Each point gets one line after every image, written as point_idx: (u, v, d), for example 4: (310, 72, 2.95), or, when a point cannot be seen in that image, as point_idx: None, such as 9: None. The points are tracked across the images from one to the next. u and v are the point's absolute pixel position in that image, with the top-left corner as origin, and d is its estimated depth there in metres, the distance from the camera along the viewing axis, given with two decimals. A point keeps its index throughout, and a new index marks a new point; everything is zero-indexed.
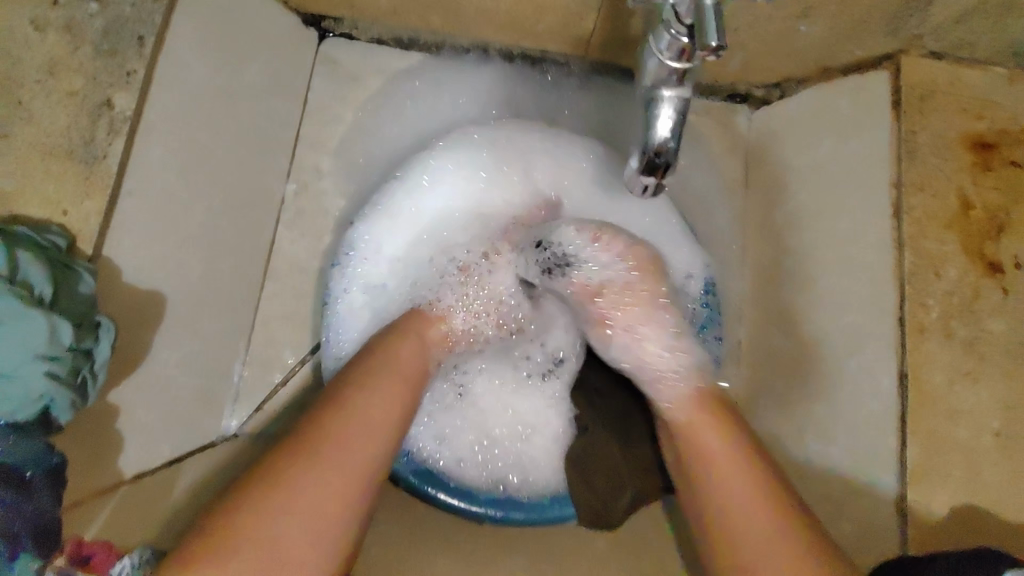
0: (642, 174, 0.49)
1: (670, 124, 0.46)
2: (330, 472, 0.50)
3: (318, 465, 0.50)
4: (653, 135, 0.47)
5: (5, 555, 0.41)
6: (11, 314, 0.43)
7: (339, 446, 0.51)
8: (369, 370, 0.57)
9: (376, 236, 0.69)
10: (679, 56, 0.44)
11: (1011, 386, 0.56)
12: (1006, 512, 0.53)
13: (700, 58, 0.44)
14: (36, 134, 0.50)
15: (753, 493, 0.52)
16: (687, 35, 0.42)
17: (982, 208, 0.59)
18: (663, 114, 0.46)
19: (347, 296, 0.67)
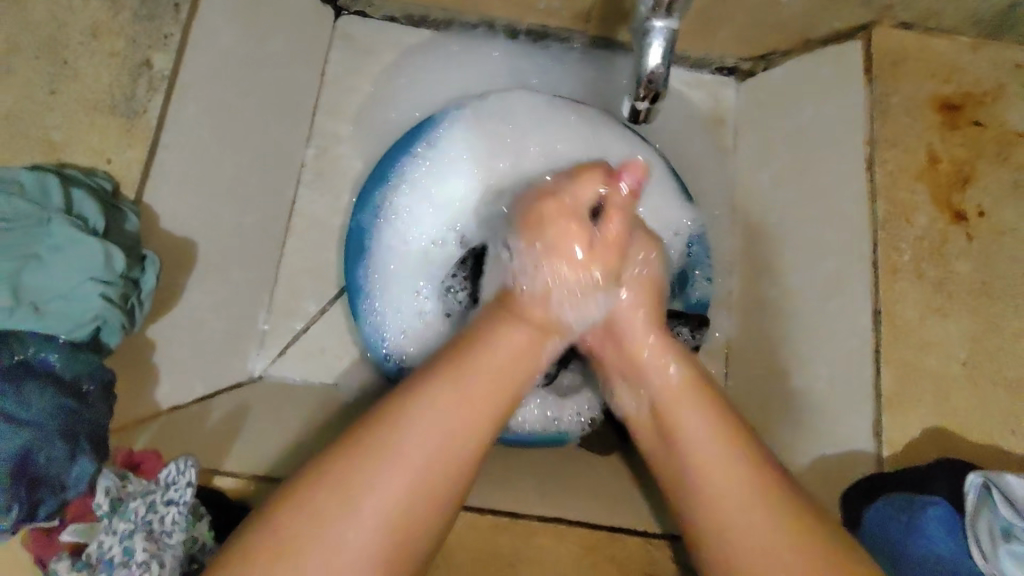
0: (636, 100, 0.54)
1: (659, 53, 0.51)
2: (409, 469, 0.47)
3: (395, 463, 0.47)
4: (644, 65, 0.52)
5: (66, 455, 0.46)
6: (71, 241, 0.49)
7: (416, 435, 0.48)
8: (469, 358, 0.52)
9: (405, 215, 0.70)
10: None
11: (976, 320, 0.61)
12: (972, 432, 0.58)
13: None
14: (83, 91, 0.56)
15: (716, 460, 0.51)
16: None
17: (949, 162, 0.65)
18: (654, 46, 0.51)
19: (385, 279, 0.69)
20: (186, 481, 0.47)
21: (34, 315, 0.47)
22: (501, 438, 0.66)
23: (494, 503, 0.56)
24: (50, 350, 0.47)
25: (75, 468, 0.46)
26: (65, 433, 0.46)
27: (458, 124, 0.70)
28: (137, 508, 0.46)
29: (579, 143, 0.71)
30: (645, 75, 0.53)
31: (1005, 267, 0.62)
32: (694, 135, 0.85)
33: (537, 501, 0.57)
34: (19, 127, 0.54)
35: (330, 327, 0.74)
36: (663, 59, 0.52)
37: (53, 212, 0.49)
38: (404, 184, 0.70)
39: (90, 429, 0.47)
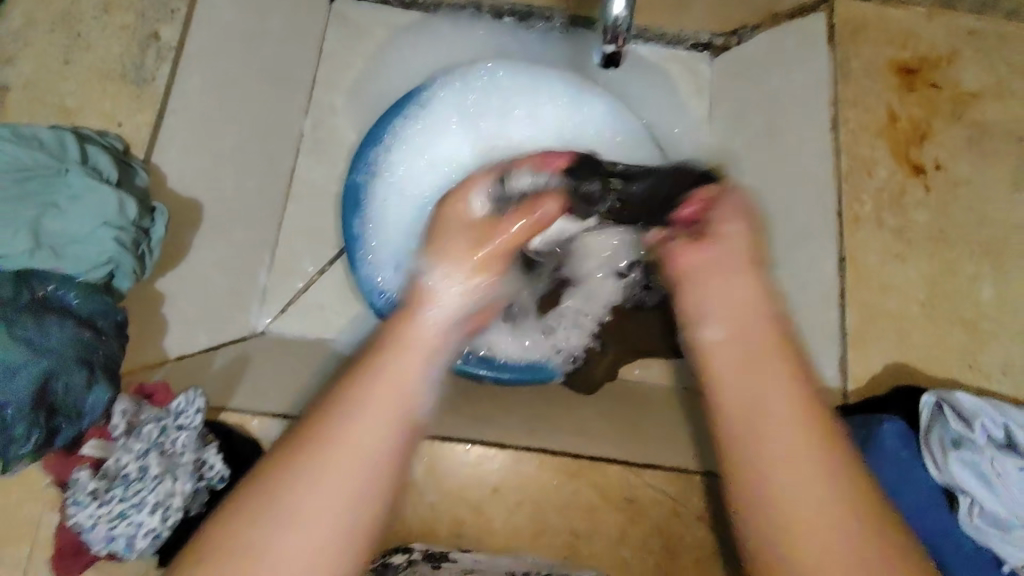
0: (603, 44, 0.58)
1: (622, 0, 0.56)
2: (334, 475, 0.39)
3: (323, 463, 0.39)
4: (609, 12, 0.57)
5: (84, 381, 0.49)
6: (86, 190, 0.52)
7: (337, 438, 0.40)
8: (388, 350, 0.45)
9: (401, 173, 0.74)
10: None
11: (933, 265, 0.65)
12: (931, 367, 0.62)
13: None
14: (95, 61, 0.61)
15: (793, 451, 0.40)
16: None
17: (907, 121, 0.69)
18: None
19: (383, 236, 0.73)
20: (195, 409, 0.51)
21: (54, 257, 0.51)
22: (492, 374, 0.68)
23: (483, 436, 0.58)
24: (69, 289, 0.51)
25: (91, 395, 0.49)
26: (83, 362, 0.49)
27: (444, 90, 0.74)
28: (150, 430, 0.50)
29: (557, 110, 0.75)
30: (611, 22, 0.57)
31: (961, 216, 0.66)
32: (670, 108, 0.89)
33: (524, 436, 0.59)
34: (39, 94, 0.59)
35: (328, 287, 0.78)
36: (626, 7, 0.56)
37: (70, 163, 0.53)
38: (397, 143, 0.74)
39: (105, 361, 0.51)
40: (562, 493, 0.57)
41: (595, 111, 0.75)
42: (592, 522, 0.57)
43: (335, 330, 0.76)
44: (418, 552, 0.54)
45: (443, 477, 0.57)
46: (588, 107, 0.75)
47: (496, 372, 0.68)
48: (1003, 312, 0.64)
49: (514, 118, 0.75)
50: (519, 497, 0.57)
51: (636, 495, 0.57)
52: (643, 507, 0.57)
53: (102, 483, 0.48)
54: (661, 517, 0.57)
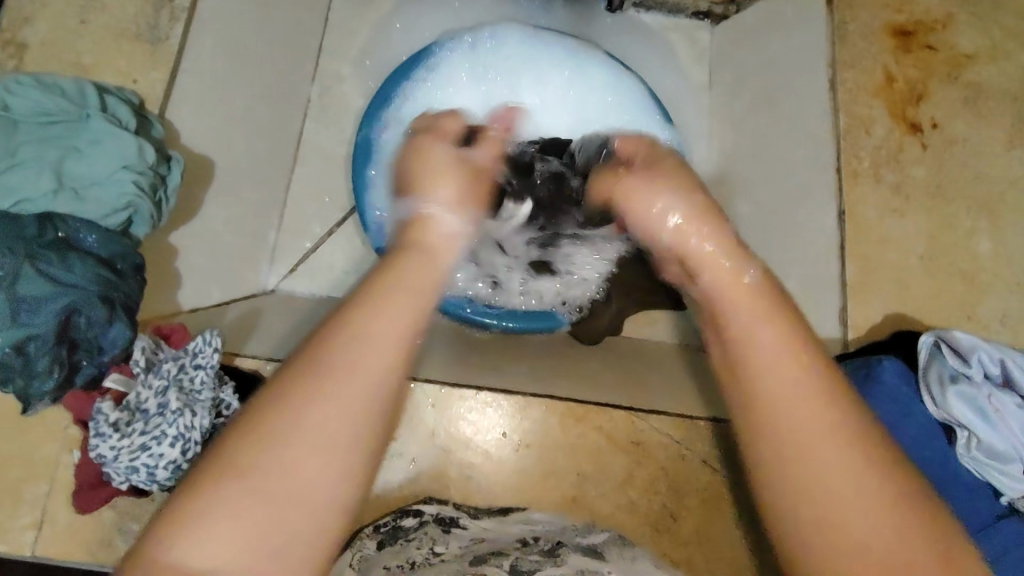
0: None
1: None
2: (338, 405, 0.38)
3: (338, 395, 0.38)
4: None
5: (104, 318, 0.51)
6: (107, 135, 0.54)
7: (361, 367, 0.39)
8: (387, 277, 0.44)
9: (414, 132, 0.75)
10: None
11: (930, 219, 0.67)
12: (927, 317, 0.64)
13: None
14: (111, 20, 0.63)
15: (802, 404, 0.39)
16: None
17: (904, 82, 0.70)
18: None
19: None
20: (212, 349, 0.53)
21: (76, 199, 0.53)
22: (501, 325, 0.70)
23: (491, 384, 0.60)
24: (90, 232, 0.52)
25: (112, 332, 0.51)
26: (103, 300, 0.51)
27: (454, 51, 0.77)
28: (170, 368, 0.53)
29: (558, 70, 0.78)
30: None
31: (957, 172, 0.68)
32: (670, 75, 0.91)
33: (531, 384, 0.61)
34: (57, 51, 0.61)
35: (337, 248, 0.79)
36: None
37: (92, 111, 0.55)
38: (406, 104, 0.76)
39: (125, 300, 0.52)
40: (571, 437, 0.58)
41: (597, 69, 0.78)
42: (599, 465, 0.58)
43: (345, 289, 0.77)
44: (429, 515, 0.54)
45: (453, 423, 0.58)
46: (589, 62, 0.78)
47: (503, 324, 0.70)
48: (1000, 264, 0.65)
49: (521, 77, 0.78)
50: (528, 441, 0.58)
51: (642, 438, 0.58)
52: (649, 449, 0.58)
53: (123, 415, 0.51)
54: (667, 459, 0.58)
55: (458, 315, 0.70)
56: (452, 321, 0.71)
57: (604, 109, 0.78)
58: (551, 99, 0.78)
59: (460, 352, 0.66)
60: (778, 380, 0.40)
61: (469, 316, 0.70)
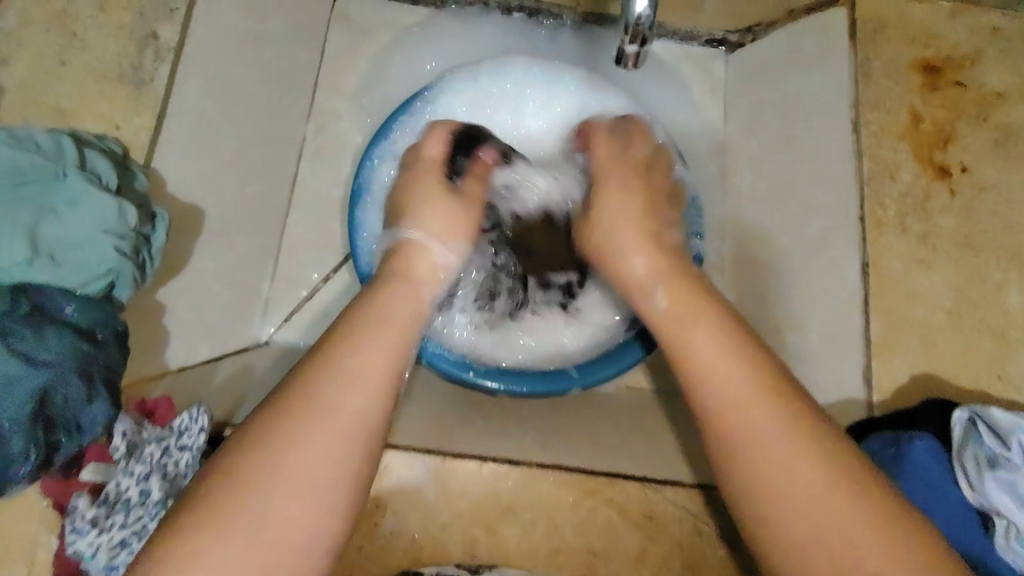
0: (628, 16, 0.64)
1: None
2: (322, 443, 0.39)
3: (316, 440, 0.38)
4: (631, 11, 0.52)
5: (83, 395, 0.47)
6: (84, 195, 0.50)
7: (342, 404, 0.40)
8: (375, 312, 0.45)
9: None
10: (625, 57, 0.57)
11: (959, 271, 0.63)
12: (958, 378, 0.60)
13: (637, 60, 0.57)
14: (94, 62, 0.59)
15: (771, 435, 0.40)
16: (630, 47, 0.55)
17: (930, 123, 0.67)
18: None
19: None
20: (199, 428, 0.51)
21: (52, 265, 0.49)
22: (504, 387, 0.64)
23: (497, 452, 0.56)
24: (67, 300, 0.49)
25: (91, 411, 0.48)
26: (82, 375, 0.48)
27: (458, 81, 0.73)
28: (153, 452, 0.50)
29: (566, 100, 0.75)
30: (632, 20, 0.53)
31: (986, 221, 0.64)
32: (686, 108, 0.87)
33: (539, 451, 0.58)
34: (36, 96, 0.57)
35: (334, 295, 0.74)
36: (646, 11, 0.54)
37: (68, 167, 0.51)
38: (406, 142, 0.72)
39: (104, 372, 0.49)
40: (580, 512, 0.55)
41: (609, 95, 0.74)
42: (610, 540, 0.55)
43: None
44: None
45: (455, 496, 0.55)
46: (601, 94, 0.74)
47: (507, 386, 0.64)
48: None
49: (528, 109, 0.76)
50: (535, 517, 0.55)
51: (656, 512, 0.55)
52: (664, 524, 0.55)
53: (102, 510, 0.48)
54: (681, 534, 0.55)
55: (456, 377, 0.65)
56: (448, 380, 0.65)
57: None
58: (559, 133, 0.76)
59: (463, 413, 0.63)
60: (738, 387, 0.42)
61: (468, 378, 0.65)
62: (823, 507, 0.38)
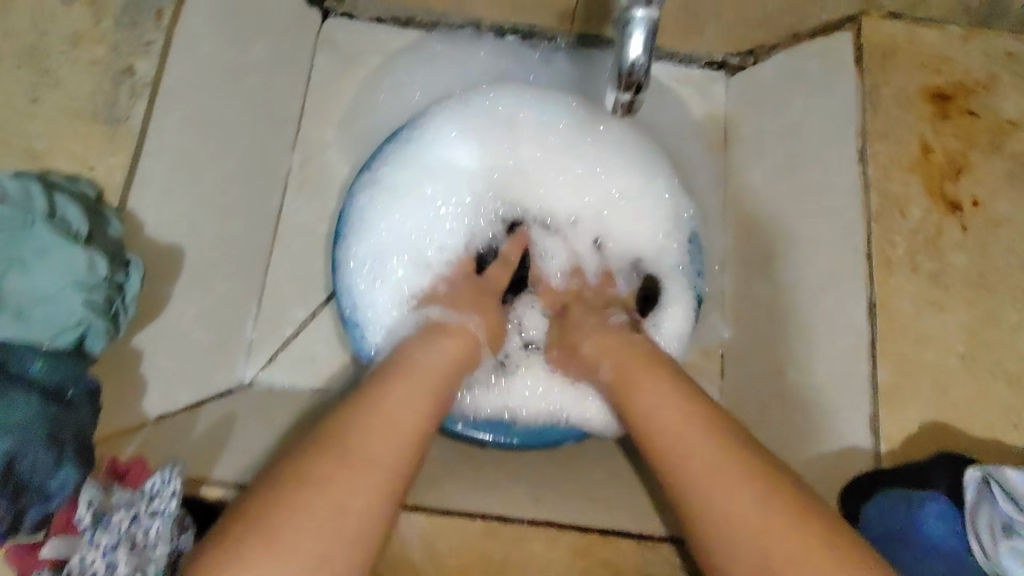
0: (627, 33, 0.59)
1: (640, 43, 0.49)
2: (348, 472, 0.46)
3: (341, 467, 0.46)
4: (625, 56, 0.50)
5: (52, 460, 0.45)
6: (53, 247, 0.48)
7: (360, 439, 0.48)
8: (400, 367, 0.55)
9: (398, 208, 0.72)
10: (621, 106, 0.56)
11: (972, 313, 0.60)
12: (973, 428, 0.57)
13: (637, 108, 0.56)
14: (66, 99, 0.55)
15: (714, 465, 0.48)
16: (625, 98, 0.54)
17: (942, 154, 0.63)
18: (635, 34, 0.48)
19: (381, 274, 0.70)
20: (171, 492, 0.49)
21: (18, 320, 0.46)
22: (495, 441, 0.66)
23: (485, 509, 0.54)
24: (33, 358, 0.46)
25: (60, 475, 0.45)
26: (50, 439, 0.45)
27: (449, 111, 0.71)
28: (121, 520, 0.47)
29: (559, 134, 0.73)
30: (626, 66, 0.51)
31: (1000, 259, 0.61)
32: (683, 134, 0.85)
33: (532, 505, 0.55)
34: (4, 136, 0.53)
35: (319, 335, 0.75)
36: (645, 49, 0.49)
37: (37, 216, 0.47)
38: (395, 168, 0.71)
39: (76, 435, 0.47)
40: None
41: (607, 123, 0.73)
42: None
43: (326, 378, 0.73)
44: None
45: (441, 560, 0.51)
46: (594, 127, 0.73)
47: (496, 439, 0.66)
48: None
49: (525, 141, 0.73)
50: None
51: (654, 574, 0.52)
52: None
53: None
54: None
55: (446, 430, 0.66)
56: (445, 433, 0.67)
57: (606, 175, 0.74)
58: (551, 166, 0.74)
59: (452, 467, 0.61)
60: (683, 431, 0.51)
61: (460, 433, 0.66)
62: (759, 519, 0.45)
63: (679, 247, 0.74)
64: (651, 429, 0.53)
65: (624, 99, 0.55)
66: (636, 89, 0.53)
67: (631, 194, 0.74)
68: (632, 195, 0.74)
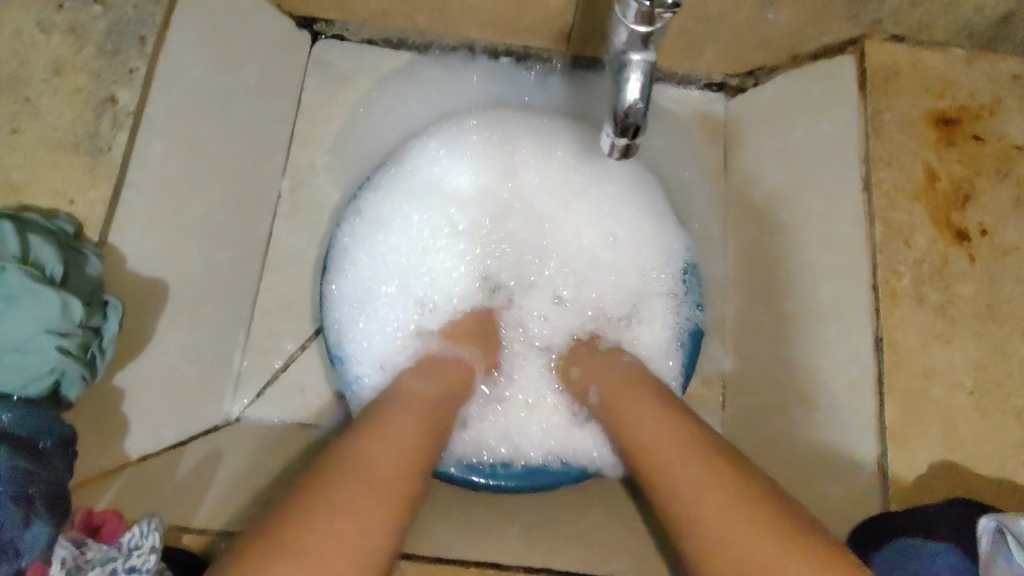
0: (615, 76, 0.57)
1: (637, 87, 0.48)
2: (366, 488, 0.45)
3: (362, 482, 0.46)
4: (622, 99, 0.48)
5: (20, 519, 0.43)
6: (25, 292, 0.46)
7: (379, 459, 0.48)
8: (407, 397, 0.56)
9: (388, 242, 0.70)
10: (615, 152, 0.52)
11: (981, 346, 0.58)
12: (982, 467, 0.55)
13: (633, 155, 0.53)
14: (45, 129, 0.52)
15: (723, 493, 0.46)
16: (621, 143, 0.51)
17: (947, 180, 0.61)
18: (632, 80, 0.47)
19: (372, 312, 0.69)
20: (150, 546, 0.47)
21: None
22: (491, 484, 0.64)
23: (478, 555, 0.52)
24: (4, 408, 0.45)
25: (30, 532, 0.43)
26: (19, 494, 0.43)
27: (444, 139, 0.71)
28: None
29: (558, 159, 0.72)
30: (622, 109, 0.49)
31: (1009, 289, 0.59)
32: (682, 156, 0.83)
33: (526, 553, 0.53)
34: None
35: (311, 365, 0.73)
36: (641, 94, 0.48)
37: (7, 260, 0.45)
38: (386, 199, 0.70)
39: (47, 489, 0.45)
40: None
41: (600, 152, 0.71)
42: None
43: (316, 411, 0.72)
44: None
45: None
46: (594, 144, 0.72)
47: (501, 482, 0.64)
48: None
49: (523, 168, 0.72)
50: None
51: None
52: None
53: None
54: None
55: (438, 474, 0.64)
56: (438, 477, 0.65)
57: (604, 202, 0.73)
58: (547, 196, 0.73)
59: (447, 510, 0.59)
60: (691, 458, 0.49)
61: (453, 477, 0.64)
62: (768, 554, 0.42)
63: (675, 277, 0.72)
64: (655, 455, 0.51)
65: (620, 143, 0.51)
66: (632, 134, 0.50)
67: (626, 224, 0.72)
68: (630, 226, 0.72)
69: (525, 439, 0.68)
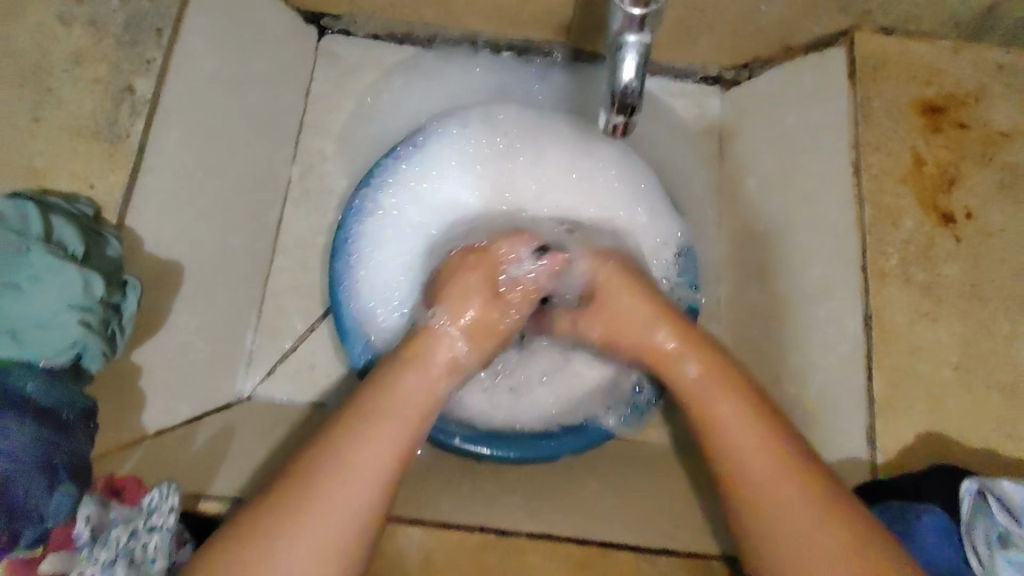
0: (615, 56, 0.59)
1: (632, 67, 0.50)
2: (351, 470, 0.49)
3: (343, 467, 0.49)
4: (618, 79, 0.51)
5: (45, 485, 0.45)
6: (48, 270, 0.48)
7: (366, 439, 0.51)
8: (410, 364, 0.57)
9: (393, 225, 0.73)
10: (614, 130, 0.55)
11: (965, 324, 0.60)
12: (965, 439, 0.57)
13: (631, 132, 0.55)
14: (66, 117, 0.54)
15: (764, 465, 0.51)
16: (619, 120, 0.53)
17: (934, 164, 0.64)
18: (627, 59, 0.50)
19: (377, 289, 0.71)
20: (170, 509, 0.50)
21: (13, 342, 0.47)
22: (493, 454, 0.65)
23: (482, 521, 0.55)
24: (29, 379, 0.47)
25: (53, 501, 0.46)
26: (43, 463, 0.46)
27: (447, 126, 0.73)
28: (120, 536, 0.48)
29: (558, 145, 0.75)
30: (618, 88, 0.51)
31: (993, 270, 0.61)
32: (680, 145, 0.85)
33: (526, 520, 0.56)
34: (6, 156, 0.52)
35: (320, 346, 0.75)
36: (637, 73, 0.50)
37: (32, 241, 0.48)
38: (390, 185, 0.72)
39: (70, 458, 0.47)
40: None
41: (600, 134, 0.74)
42: None
43: (323, 390, 0.74)
44: None
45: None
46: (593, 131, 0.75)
47: (502, 452, 0.65)
48: None
49: (527, 154, 0.75)
50: None
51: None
52: None
53: None
54: None
55: (442, 443, 0.65)
56: (442, 449, 0.67)
57: (603, 187, 0.75)
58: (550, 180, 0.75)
59: (450, 481, 0.62)
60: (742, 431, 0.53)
61: (458, 448, 0.65)
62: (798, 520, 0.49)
63: (672, 258, 0.74)
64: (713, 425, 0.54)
65: (618, 121, 0.53)
66: (629, 110, 0.52)
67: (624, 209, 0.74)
68: (630, 209, 0.75)
69: (528, 411, 0.71)
